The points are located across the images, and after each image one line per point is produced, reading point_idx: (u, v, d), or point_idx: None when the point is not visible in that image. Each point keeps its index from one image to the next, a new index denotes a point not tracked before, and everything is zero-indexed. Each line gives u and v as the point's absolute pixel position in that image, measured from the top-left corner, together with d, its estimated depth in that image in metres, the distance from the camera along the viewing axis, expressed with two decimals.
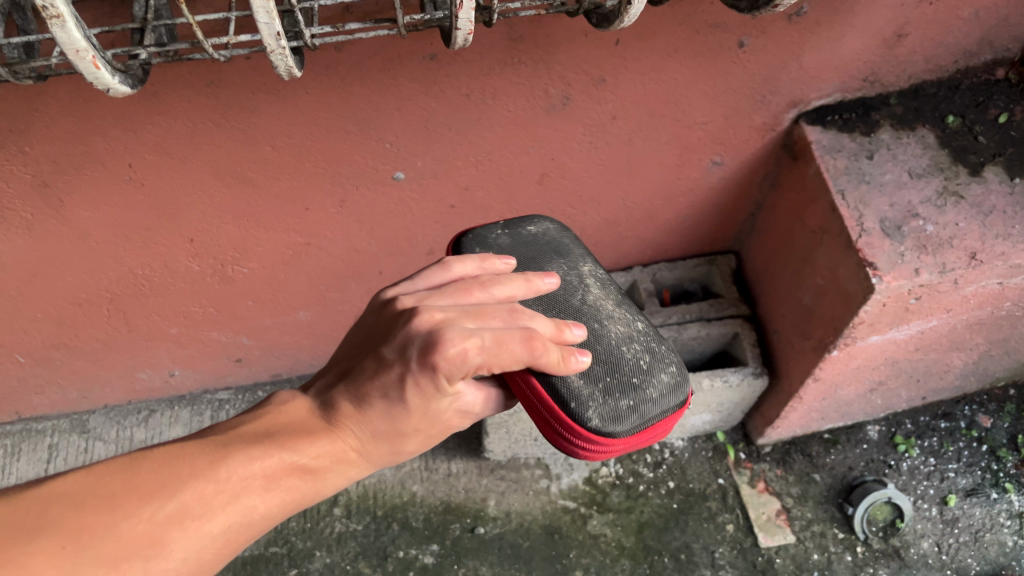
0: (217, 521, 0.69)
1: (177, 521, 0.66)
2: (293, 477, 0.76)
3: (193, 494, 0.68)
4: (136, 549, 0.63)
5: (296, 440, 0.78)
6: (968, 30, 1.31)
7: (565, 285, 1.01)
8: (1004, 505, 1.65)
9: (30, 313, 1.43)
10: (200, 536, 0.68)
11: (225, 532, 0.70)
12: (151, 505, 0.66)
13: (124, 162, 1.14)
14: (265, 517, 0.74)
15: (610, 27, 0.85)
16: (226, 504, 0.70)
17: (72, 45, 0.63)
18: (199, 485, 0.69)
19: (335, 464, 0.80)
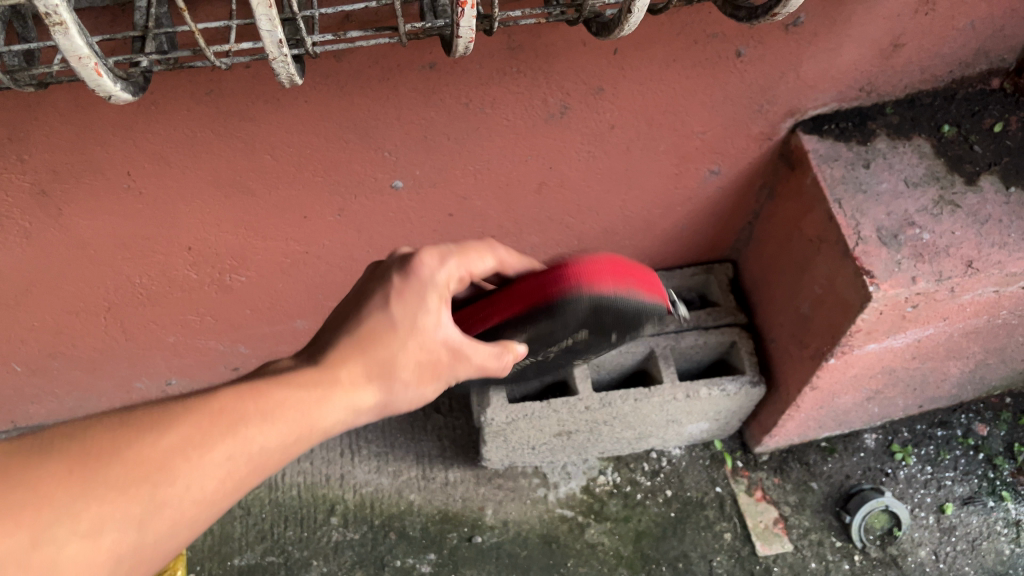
0: (218, 453, 0.69)
1: (177, 451, 0.67)
2: (296, 411, 0.74)
3: (194, 425, 0.69)
4: (138, 475, 0.65)
5: (294, 378, 0.76)
6: (964, 41, 1.32)
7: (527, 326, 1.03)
8: (1001, 513, 1.66)
9: (28, 322, 1.42)
10: (202, 467, 0.68)
11: (228, 464, 0.70)
12: (152, 436, 0.67)
13: (123, 170, 1.14)
14: (272, 449, 0.73)
15: (609, 36, 0.86)
16: (228, 435, 0.70)
17: (75, 53, 0.63)
18: (199, 416, 0.69)
19: (331, 394, 0.78)
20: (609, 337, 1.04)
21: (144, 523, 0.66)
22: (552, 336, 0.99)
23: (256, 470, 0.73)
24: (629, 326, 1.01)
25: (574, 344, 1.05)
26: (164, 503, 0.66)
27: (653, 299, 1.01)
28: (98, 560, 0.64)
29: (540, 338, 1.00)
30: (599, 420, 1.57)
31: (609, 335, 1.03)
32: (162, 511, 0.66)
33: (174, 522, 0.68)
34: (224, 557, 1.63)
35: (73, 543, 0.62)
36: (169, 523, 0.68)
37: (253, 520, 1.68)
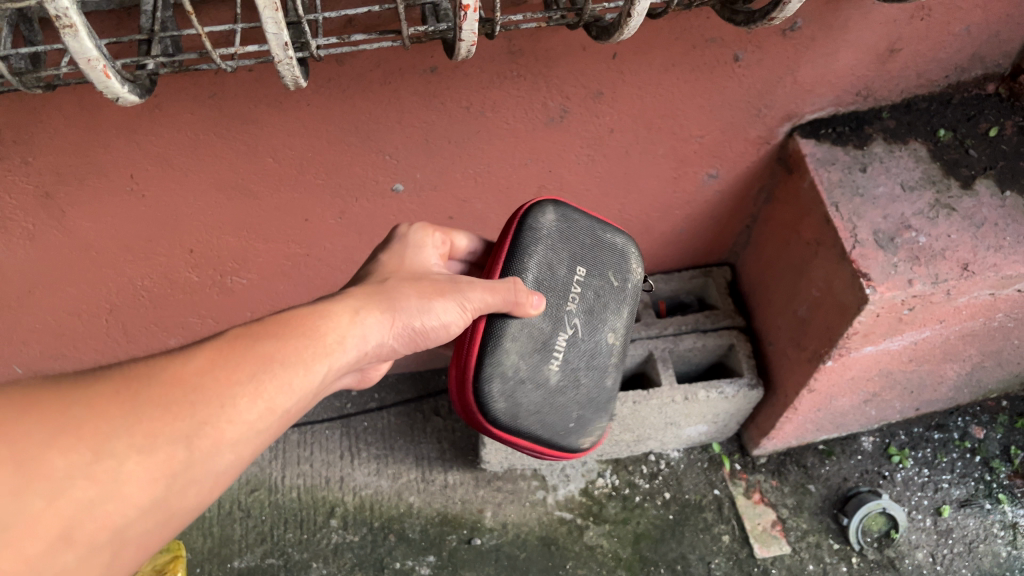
0: (243, 370, 0.74)
1: (208, 370, 0.71)
2: (308, 337, 0.80)
3: (216, 348, 0.74)
4: (178, 393, 0.68)
5: (301, 313, 0.83)
6: (960, 46, 1.33)
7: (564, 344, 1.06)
8: (998, 516, 1.66)
9: (30, 324, 1.43)
10: (233, 383, 0.72)
11: (256, 382, 0.74)
12: (182, 360, 0.71)
13: (126, 173, 1.15)
14: (292, 366, 0.77)
15: (609, 39, 0.87)
16: (250, 355, 0.75)
17: (84, 54, 0.64)
18: (220, 344, 0.74)
19: (332, 315, 0.84)
20: (612, 283, 1.12)
21: (194, 440, 0.68)
22: (557, 274, 1.06)
23: (286, 388, 0.76)
24: (610, 253, 1.13)
25: (591, 304, 1.09)
26: (209, 418, 0.69)
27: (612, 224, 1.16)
28: (156, 477, 0.65)
29: (549, 283, 1.05)
30: None
31: (608, 277, 1.11)
32: (209, 427, 0.69)
33: (222, 441, 0.70)
34: (224, 558, 1.63)
35: (130, 458, 0.64)
36: (217, 442, 0.70)
37: (253, 522, 1.68)
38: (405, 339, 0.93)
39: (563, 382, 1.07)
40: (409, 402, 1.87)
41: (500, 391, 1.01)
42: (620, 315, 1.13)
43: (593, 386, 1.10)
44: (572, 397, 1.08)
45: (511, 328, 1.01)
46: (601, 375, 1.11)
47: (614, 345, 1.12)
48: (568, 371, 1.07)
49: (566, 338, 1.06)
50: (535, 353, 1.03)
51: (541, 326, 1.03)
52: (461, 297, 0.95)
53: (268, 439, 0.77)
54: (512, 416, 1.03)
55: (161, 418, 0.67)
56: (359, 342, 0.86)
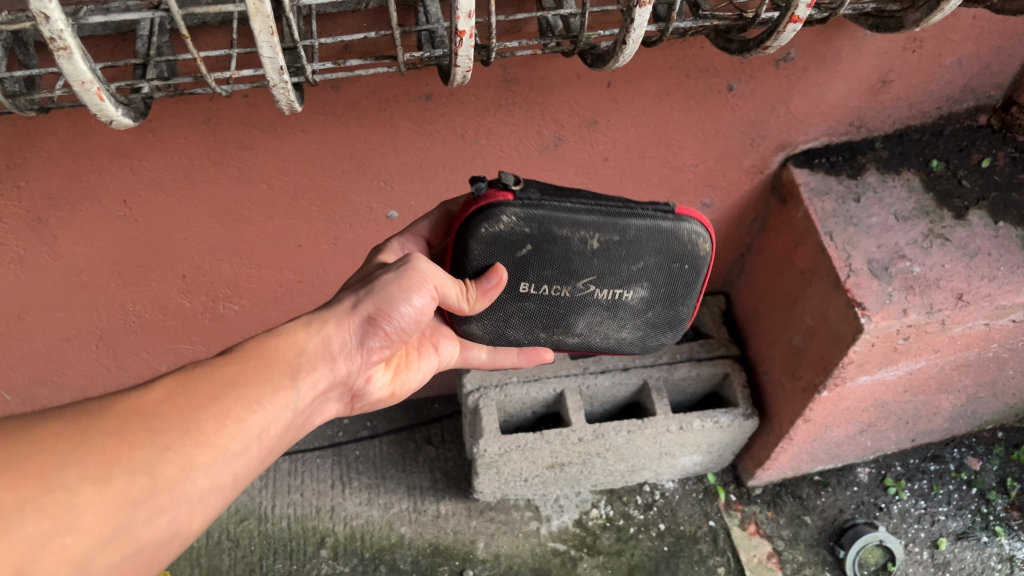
0: (205, 394, 0.77)
1: (164, 399, 0.74)
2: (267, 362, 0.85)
3: (172, 379, 0.77)
4: (132, 423, 0.71)
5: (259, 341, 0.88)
6: (952, 77, 1.35)
7: (611, 277, 1.02)
8: (995, 549, 1.65)
9: (18, 350, 1.42)
10: (198, 407, 0.76)
11: (222, 405, 0.78)
12: (138, 394, 0.74)
13: (119, 198, 1.14)
14: (253, 390, 0.81)
15: (605, 67, 0.86)
16: (209, 383, 0.78)
17: (77, 76, 0.64)
18: (180, 375, 0.78)
19: (290, 334, 0.90)
20: (531, 250, 0.97)
21: (156, 468, 0.70)
22: (530, 314, 1.06)
23: (254, 409, 0.80)
24: (493, 252, 0.96)
25: (558, 270, 0.99)
26: (173, 444, 0.72)
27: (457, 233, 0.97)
28: (115, 505, 0.67)
29: (536, 316, 1.07)
30: (592, 451, 1.56)
31: (524, 255, 0.97)
32: (172, 452, 0.72)
33: (190, 466, 0.73)
34: None
35: (84, 489, 0.66)
36: (184, 467, 0.72)
37: (242, 552, 1.65)
38: (374, 333, 0.96)
39: (648, 282, 1.03)
40: (401, 431, 1.86)
41: (658, 335, 1.14)
42: (564, 233, 0.95)
43: (648, 250, 0.99)
44: (663, 265, 1.02)
45: (590, 337, 1.12)
46: (639, 244, 0.98)
47: (598, 233, 0.96)
48: (633, 281, 1.03)
49: (597, 288, 1.02)
50: (613, 311, 1.07)
51: (584, 320, 1.08)
52: (407, 280, 0.93)
53: (249, 467, 0.80)
54: (669, 327, 1.13)
55: (117, 446, 0.69)
56: (322, 352, 0.92)
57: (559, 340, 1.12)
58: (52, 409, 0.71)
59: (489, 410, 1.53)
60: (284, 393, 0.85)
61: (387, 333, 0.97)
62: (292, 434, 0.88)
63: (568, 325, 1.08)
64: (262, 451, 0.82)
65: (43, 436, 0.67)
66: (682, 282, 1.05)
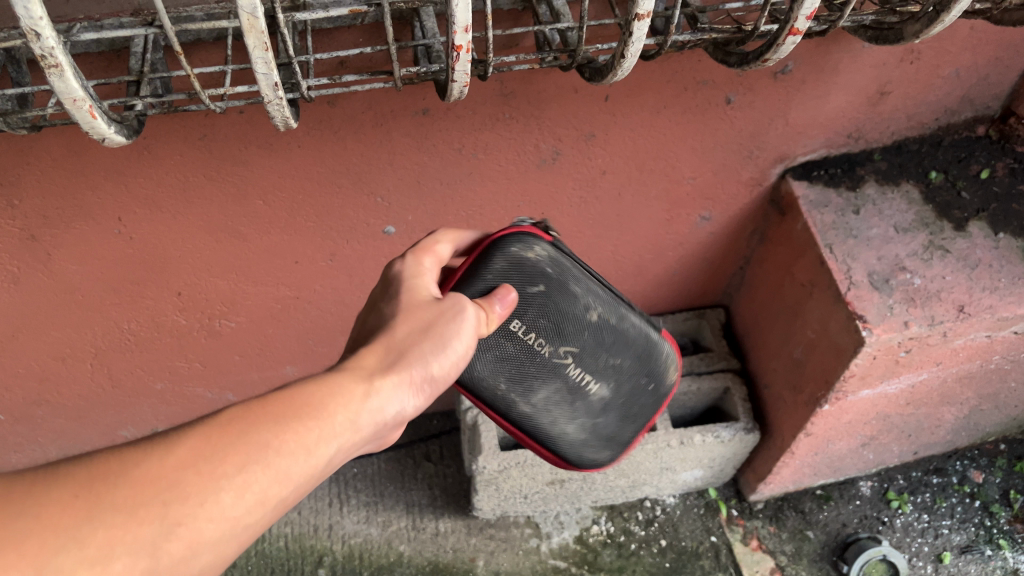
0: (235, 461, 0.62)
1: (188, 464, 0.59)
2: (309, 418, 0.67)
3: (215, 424, 0.63)
4: (151, 492, 0.57)
5: (303, 388, 0.69)
6: (949, 89, 1.34)
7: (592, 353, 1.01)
8: (999, 562, 1.63)
9: (12, 370, 1.40)
10: (222, 475, 0.61)
11: (249, 475, 0.62)
12: (165, 450, 0.60)
13: (114, 215, 1.13)
14: (289, 460, 0.64)
15: (603, 81, 0.86)
16: (245, 442, 0.63)
17: (69, 94, 0.63)
18: (213, 422, 0.63)
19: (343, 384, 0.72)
20: (544, 290, 0.96)
21: (162, 549, 0.57)
22: (501, 363, 0.98)
23: (282, 479, 0.64)
24: (509, 274, 0.95)
25: (550, 325, 0.97)
26: (184, 522, 0.58)
27: (479, 251, 0.95)
28: None
29: (508, 363, 0.98)
30: None
31: (534, 292, 0.96)
32: (184, 530, 0.58)
33: (199, 545, 0.59)
34: None
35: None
36: (193, 547, 0.59)
37: (239, 572, 1.64)
38: (428, 392, 0.80)
39: (616, 383, 1.03)
40: (400, 447, 1.84)
41: (595, 450, 1.08)
42: (576, 290, 0.98)
43: (631, 347, 1.02)
44: (632, 375, 1.04)
45: (536, 420, 1.02)
46: (629, 335, 1.01)
47: (601, 309, 0.99)
48: (607, 373, 1.02)
49: (574, 363, 1.00)
50: (569, 399, 1.02)
51: (546, 396, 1.01)
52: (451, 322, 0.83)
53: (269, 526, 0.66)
54: (611, 441, 1.08)
55: (123, 523, 0.56)
56: (382, 415, 0.74)
57: (511, 403, 1.01)
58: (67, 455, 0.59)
59: (488, 426, 1.52)
60: (323, 459, 0.67)
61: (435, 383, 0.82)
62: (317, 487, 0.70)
63: (529, 389, 1.00)
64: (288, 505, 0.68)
65: (41, 506, 0.55)
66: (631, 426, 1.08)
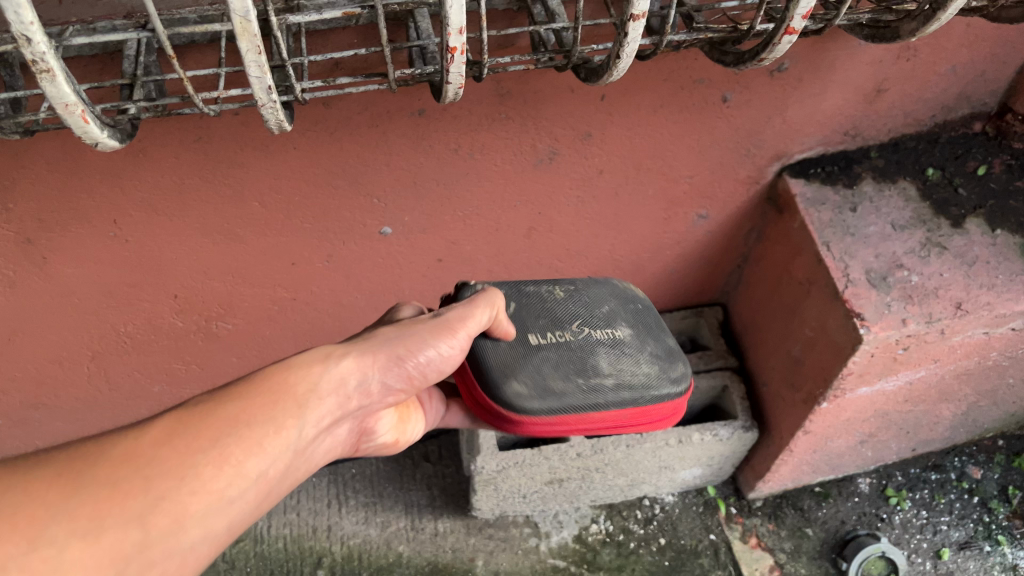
0: (208, 435, 0.70)
1: (162, 442, 0.67)
2: (270, 398, 0.77)
3: (182, 411, 0.71)
4: (131, 467, 0.64)
5: (262, 375, 0.79)
6: (946, 85, 1.34)
7: (590, 312, 1.08)
8: (998, 558, 1.64)
9: (8, 373, 1.39)
10: (200, 447, 0.69)
11: (223, 447, 0.70)
12: (137, 433, 0.68)
13: (110, 218, 1.13)
14: (257, 432, 0.74)
15: (599, 81, 0.85)
16: (211, 422, 0.71)
17: (61, 100, 0.62)
18: (181, 410, 0.72)
19: (303, 366, 0.82)
20: (515, 307, 1.07)
21: (150, 518, 0.63)
22: (555, 365, 1.00)
23: (256, 450, 0.73)
24: None
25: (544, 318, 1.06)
26: (168, 492, 0.65)
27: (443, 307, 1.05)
28: (104, 562, 0.60)
29: (560, 364, 1.01)
30: (591, 466, 1.55)
31: (514, 313, 1.06)
32: (169, 498, 0.64)
33: (185, 515, 0.65)
34: None
35: (73, 545, 0.59)
36: (179, 517, 0.65)
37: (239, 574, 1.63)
38: (395, 374, 0.91)
39: (625, 320, 1.09)
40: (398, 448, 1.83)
41: (675, 369, 1.06)
42: (533, 291, 1.10)
43: (602, 293, 1.12)
44: (626, 308, 1.12)
45: (621, 376, 1.01)
46: (593, 290, 1.12)
47: (558, 287, 1.11)
48: (611, 317, 1.09)
49: (590, 329, 1.06)
50: (619, 349, 1.05)
51: (603, 359, 1.02)
52: (446, 326, 0.93)
53: (249, 507, 0.73)
54: (674, 359, 1.07)
55: (111, 495, 0.62)
56: (338, 388, 0.84)
57: (600, 390, 0.99)
58: (44, 453, 0.65)
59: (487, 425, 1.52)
60: (287, 433, 0.76)
61: (409, 373, 0.92)
62: (286, 478, 0.78)
63: (595, 367, 1.01)
64: (263, 493, 0.74)
65: (29, 485, 0.60)
66: (661, 328, 1.12)
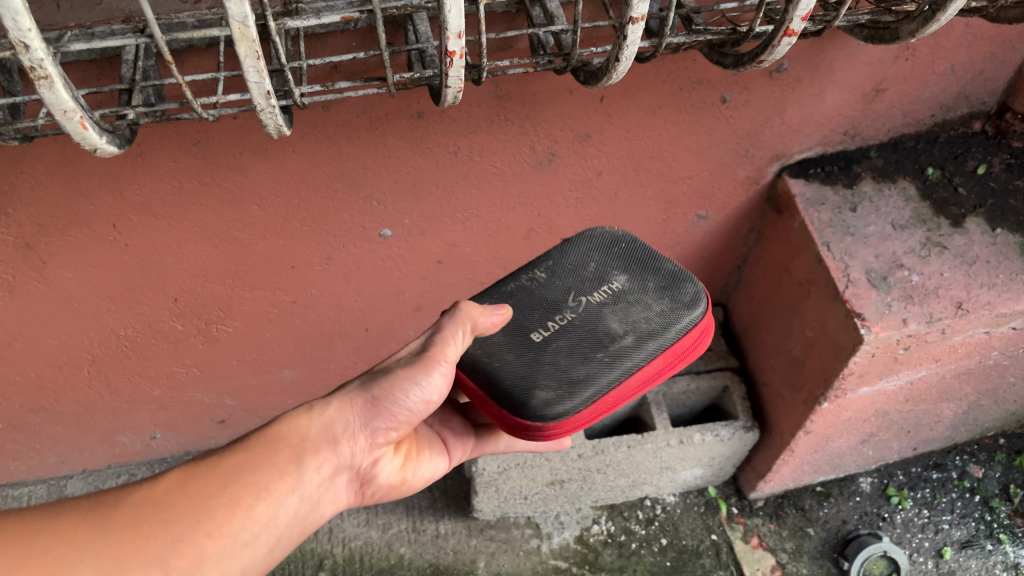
0: (213, 484, 0.79)
1: (175, 489, 0.78)
2: (269, 450, 0.85)
3: (186, 468, 0.80)
4: (148, 515, 0.75)
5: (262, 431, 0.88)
6: (945, 84, 1.34)
7: (576, 272, 1.04)
8: (999, 557, 1.64)
9: (9, 378, 1.39)
10: (202, 497, 0.78)
11: (227, 496, 0.79)
12: (151, 485, 0.78)
13: (109, 223, 1.13)
14: (258, 484, 0.82)
15: (597, 84, 0.85)
16: (217, 472, 0.80)
17: (60, 106, 0.62)
18: (189, 464, 0.81)
19: (296, 418, 0.89)
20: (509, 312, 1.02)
21: (169, 561, 0.73)
22: (567, 349, 0.97)
23: (263, 496, 0.82)
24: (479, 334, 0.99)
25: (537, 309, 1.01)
26: (185, 536, 0.75)
27: None
28: None
29: (573, 348, 0.97)
30: (592, 467, 1.55)
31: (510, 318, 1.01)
32: (187, 541, 0.75)
33: (201, 558, 0.75)
34: None
35: None
36: (196, 560, 0.75)
37: None
38: (380, 417, 0.91)
39: (616, 267, 1.04)
40: None
41: (684, 294, 1.02)
42: (515, 287, 1.04)
43: (582, 250, 1.07)
44: (609, 251, 1.07)
45: (634, 331, 0.97)
46: (571, 251, 1.07)
47: (538, 268, 1.06)
48: (599, 270, 1.04)
49: (586, 297, 1.02)
50: (625, 300, 1.01)
51: (611, 323, 0.98)
52: (421, 360, 0.88)
53: (258, 555, 0.81)
54: (675, 279, 1.03)
55: (131, 539, 0.73)
56: (328, 436, 0.90)
57: (624, 358, 0.95)
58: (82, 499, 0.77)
59: None
60: (292, 478, 0.85)
61: (394, 414, 0.92)
62: (302, 522, 0.87)
63: (609, 334, 0.97)
64: (273, 539, 0.83)
65: (55, 535, 0.71)
66: (654, 253, 1.06)
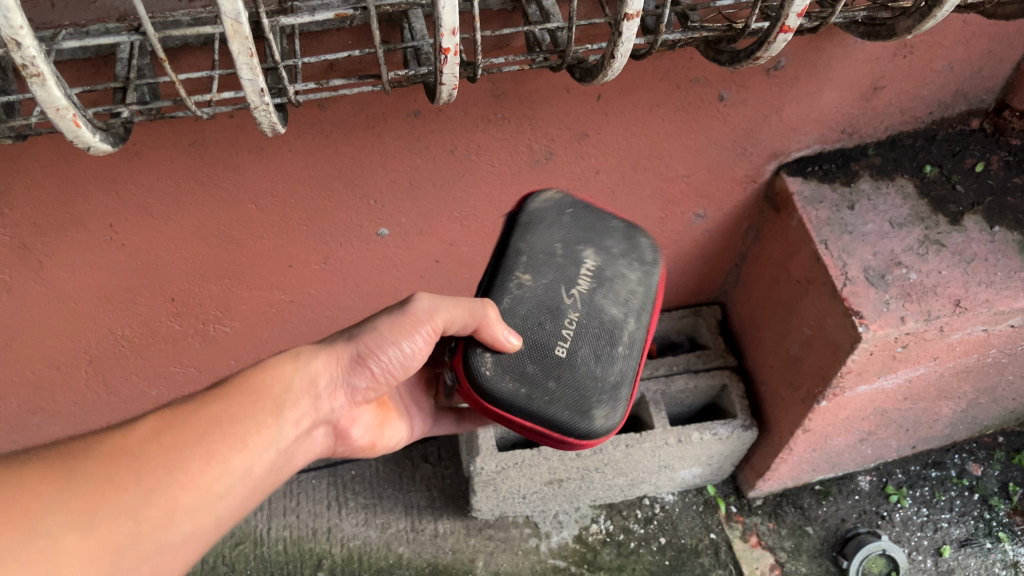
0: (191, 433, 0.77)
1: (149, 439, 0.75)
2: (245, 401, 0.83)
3: (160, 416, 0.77)
4: (121, 463, 0.72)
5: (238, 381, 0.86)
6: (943, 82, 1.34)
7: (551, 257, 1.02)
8: (999, 555, 1.64)
9: (6, 378, 1.39)
10: (177, 447, 0.75)
11: (203, 446, 0.77)
12: (123, 434, 0.75)
13: (105, 222, 1.12)
14: (234, 435, 0.80)
15: (593, 81, 0.85)
16: (195, 420, 0.78)
17: (52, 104, 0.62)
18: (162, 412, 0.78)
19: (278, 367, 0.88)
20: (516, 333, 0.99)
21: (142, 511, 0.71)
22: (593, 354, 1.00)
23: (239, 449, 0.80)
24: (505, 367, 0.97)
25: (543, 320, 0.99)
26: (159, 486, 0.72)
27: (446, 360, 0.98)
28: (97, 552, 0.67)
29: (591, 346, 1.00)
30: (590, 466, 1.55)
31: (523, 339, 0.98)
32: (161, 492, 0.72)
33: (175, 508, 0.73)
34: None
35: (68, 534, 0.65)
36: (169, 511, 0.72)
37: None
38: (360, 372, 0.94)
39: (582, 246, 1.03)
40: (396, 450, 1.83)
41: (643, 254, 1.06)
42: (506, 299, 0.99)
43: (544, 238, 1.03)
44: (569, 231, 1.04)
45: (626, 305, 1.02)
46: (536, 240, 1.02)
47: (516, 271, 1.01)
48: (569, 252, 1.03)
49: (575, 288, 1.01)
50: (605, 278, 1.03)
51: (610, 305, 1.02)
52: (407, 323, 0.93)
53: (229, 509, 0.79)
54: (629, 239, 1.07)
55: (105, 487, 0.69)
56: (308, 388, 0.90)
57: (633, 342, 1.02)
58: (46, 447, 0.73)
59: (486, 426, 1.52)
60: (269, 431, 0.84)
61: (374, 372, 0.95)
62: (275, 474, 0.86)
63: (614, 323, 1.01)
64: (245, 493, 0.81)
65: (23, 479, 0.67)
66: (598, 211, 1.08)
